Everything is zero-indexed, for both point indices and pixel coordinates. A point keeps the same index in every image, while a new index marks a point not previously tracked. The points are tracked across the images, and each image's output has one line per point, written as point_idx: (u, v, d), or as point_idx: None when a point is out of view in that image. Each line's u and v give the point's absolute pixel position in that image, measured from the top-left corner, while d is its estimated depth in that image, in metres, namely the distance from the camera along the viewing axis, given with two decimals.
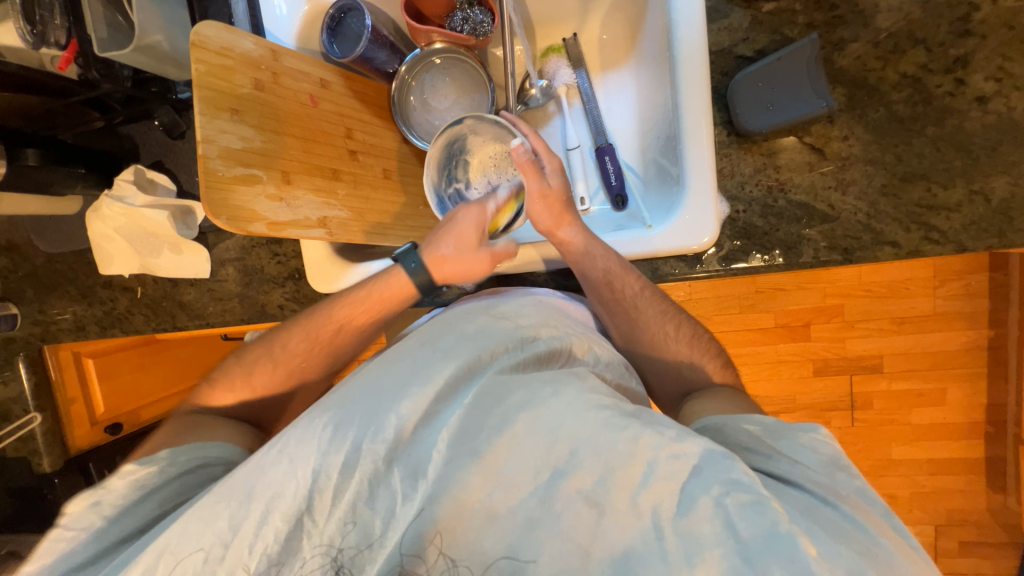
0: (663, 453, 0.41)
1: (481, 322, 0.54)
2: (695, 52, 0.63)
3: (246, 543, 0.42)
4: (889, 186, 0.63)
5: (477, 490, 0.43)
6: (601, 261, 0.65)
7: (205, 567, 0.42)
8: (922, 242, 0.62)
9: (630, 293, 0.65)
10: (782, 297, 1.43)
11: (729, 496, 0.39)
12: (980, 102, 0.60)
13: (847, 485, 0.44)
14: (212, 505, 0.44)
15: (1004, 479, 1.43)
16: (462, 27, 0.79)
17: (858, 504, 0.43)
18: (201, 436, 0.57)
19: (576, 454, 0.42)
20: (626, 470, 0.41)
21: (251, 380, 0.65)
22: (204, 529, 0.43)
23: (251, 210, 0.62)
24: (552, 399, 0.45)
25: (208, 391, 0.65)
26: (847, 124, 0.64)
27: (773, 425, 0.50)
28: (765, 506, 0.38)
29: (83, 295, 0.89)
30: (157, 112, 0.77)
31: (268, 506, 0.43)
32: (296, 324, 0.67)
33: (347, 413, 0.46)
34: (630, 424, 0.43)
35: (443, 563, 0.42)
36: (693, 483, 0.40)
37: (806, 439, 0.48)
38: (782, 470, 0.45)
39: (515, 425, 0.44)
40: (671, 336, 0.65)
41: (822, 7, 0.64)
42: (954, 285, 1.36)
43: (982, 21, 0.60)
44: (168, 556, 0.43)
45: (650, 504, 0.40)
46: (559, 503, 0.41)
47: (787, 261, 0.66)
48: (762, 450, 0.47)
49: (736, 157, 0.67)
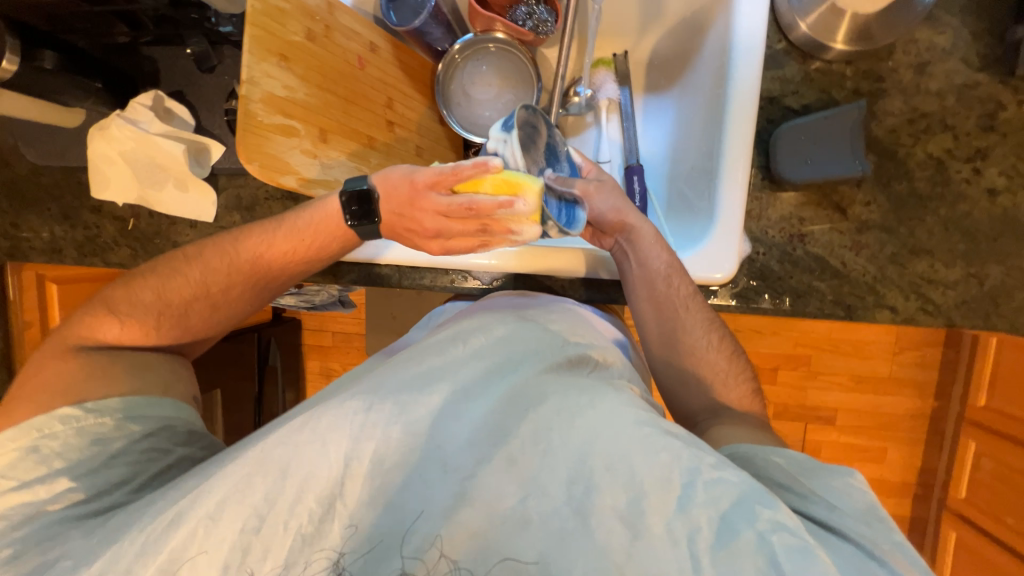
0: (700, 478, 0.42)
1: (512, 323, 0.57)
2: (747, 93, 0.66)
3: (281, 518, 0.43)
4: (898, 255, 0.67)
5: (509, 495, 0.43)
6: (664, 262, 0.65)
7: (240, 539, 0.43)
8: (917, 312, 0.67)
9: (682, 296, 0.65)
10: (758, 339, 1.51)
11: (776, 534, 0.40)
12: (990, 193, 0.65)
13: (885, 538, 0.45)
14: (248, 476, 0.44)
15: (923, 537, 1.55)
16: (525, 21, 0.77)
17: (897, 560, 0.43)
18: (145, 386, 0.60)
19: (611, 471, 0.42)
20: (662, 494, 0.41)
21: (183, 311, 0.64)
22: (241, 500, 0.43)
23: (285, 161, 0.61)
24: (589, 410, 0.45)
25: (118, 325, 0.62)
26: (871, 191, 0.67)
27: (808, 465, 0.52)
28: (812, 555, 0.39)
29: (66, 216, 0.83)
30: (189, 39, 0.72)
31: (301, 485, 0.44)
32: (217, 254, 0.64)
33: (379, 395, 0.47)
34: (669, 443, 0.43)
35: (444, 566, 0.42)
36: (736, 512, 0.41)
37: (842, 484, 0.50)
38: (822, 516, 0.46)
39: (552, 433, 0.45)
40: (714, 346, 0.66)
41: (869, 77, 0.67)
42: (912, 354, 1.47)
43: (1006, 120, 0.65)
44: (207, 523, 0.43)
45: (687, 529, 0.40)
46: (593, 519, 0.41)
47: (794, 308, 0.69)
48: (797, 489, 0.49)
49: (765, 202, 0.70)
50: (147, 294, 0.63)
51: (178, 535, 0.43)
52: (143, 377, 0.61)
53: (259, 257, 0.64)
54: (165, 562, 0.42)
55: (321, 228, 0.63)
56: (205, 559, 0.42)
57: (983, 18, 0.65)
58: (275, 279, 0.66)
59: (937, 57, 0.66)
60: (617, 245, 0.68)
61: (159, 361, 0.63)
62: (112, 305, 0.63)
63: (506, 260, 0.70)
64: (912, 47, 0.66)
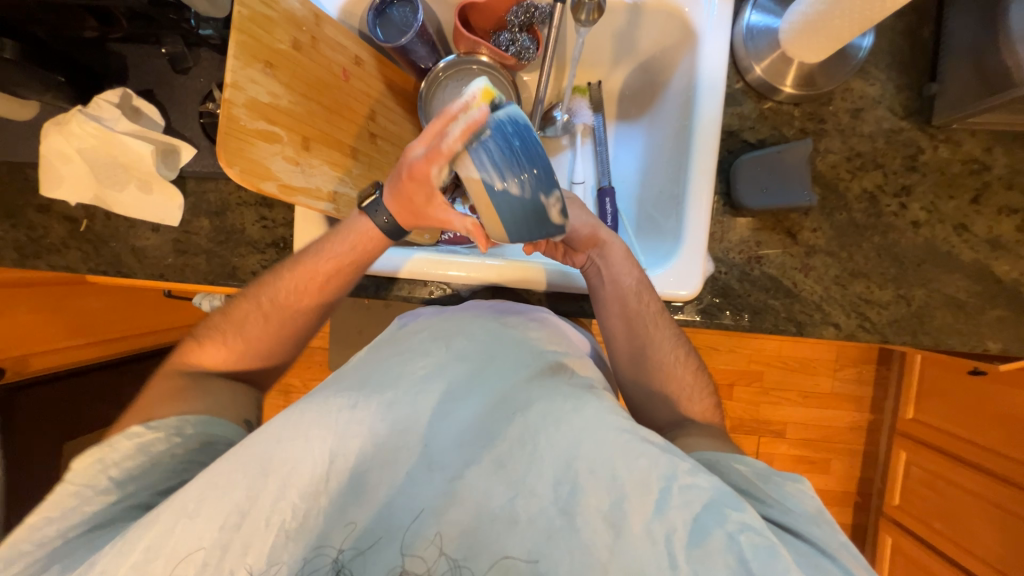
0: (676, 483, 0.46)
1: (491, 327, 0.63)
2: (711, 128, 0.72)
3: (264, 514, 0.47)
4: (841, 277, 0.74)
5: (499, 495, 0.48)
6: (634, 277, 0.69)
7: (220, 535, 0.46)
8: (857, 328, 0.74)
9: (651, 312, 0.69)
10: (716, 356, 1.59)
11: (744, 534, 0.44)
12: (915, 225, 0.74)
13: (835, 539, 0.49)
14: (229, 473, 0.47)
15: (863, 545, 1.65)
16: (507, 47, 0.80)
17: (847, 558, 0.47)
18: (199, 404, 0.60)
19: (593, 473, 0.47)
20: (642, 497, 0.46)
21: (249, 333, 0.67)
22: (222, 497, 0.47)
23: (265, 167, 0.59)
24: (574, 414, 0.51)
25: (200, 349, 0.67)
26: (817, 219, 0.75)
27: (764, 470, 0.55)
28: (776, 553, 0.43)
29: (6, 215, 0.77)
30: (165, 40, 0.71)
31: (285, 481, 0.48)
32: (279, 276, 0.67)
33: (361, 390, 0.54)
34: (649, 451, 0.48)
35: (443, 563, 0.47)
36: (708, 514, 0.45)
37: (793, 488, 0.53)
38: (781, 519, 0.50)
39: (538, 437, 0.50)
40: (681, 363, 0.69)
41: (813, 118, 0.76)
42: (850, 370, 1.60)
43: (926, 162, 0.74)
44: (185, 520, 0.45)
45: (664, 530, 0.45)
46: (579, 519, 0.46)
47: (753, 323, 0.75)
48: (757, 494, 0.53)
49: (726, 225, 0.76)
50: (219, 326, 0.68)
51: (153, 530, 0.45)
52: (202, 399, 0.61)
53: (306, 276, 0.65)
54: (139, 560, 0.44)
55: (361, 239, 0.64)
56: (188, 561, 0.45)
57: (905, 74, 0.75)
58: (328, 293, 0.67)
59: (869, 105, 0.75)
60: (590, 264, 0.71)
61: (225, 387, 0.64)
62: (190, 341, 0.68)
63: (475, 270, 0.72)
64: (848, 94, 0.75)
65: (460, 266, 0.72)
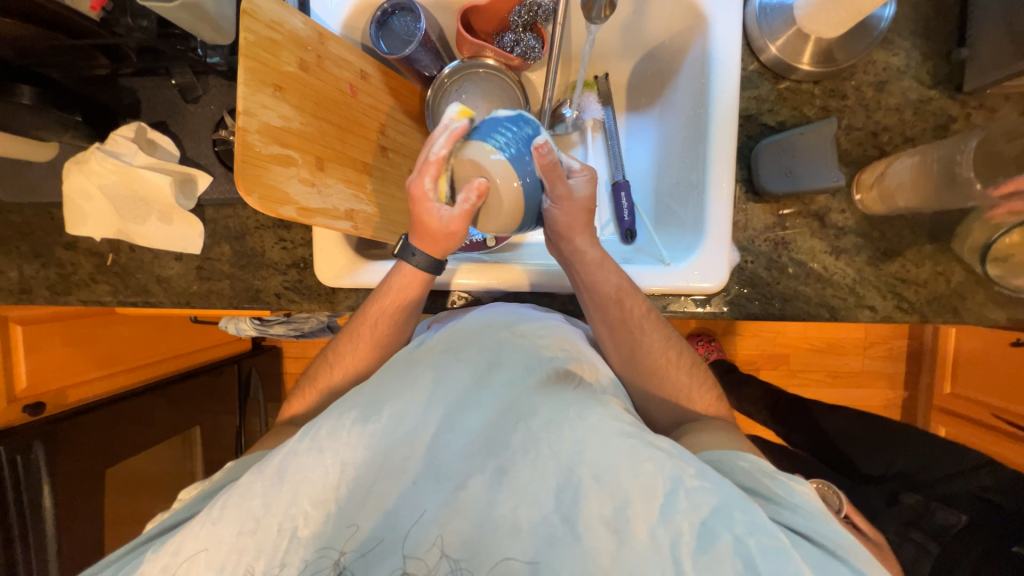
0: (681, 486, 0.45)
1: (500, 338, 0.61)
2: (728, 114, 0.70)
3: (276, 521, 0.49)
4: (873, 258, 0.72)
5: (503, 502, 0.49)
6: (614, 277, 0.67)
7: (237, 540, 0.48)
8: (894, 310, 0.72)
9: (637, 314, 0.67)
10: (739, 342, 1.57)
11: (752, 536, 0.42)
12: None
13: (849, 539, 0.47)
14: (250, 483, 0.50)
15: None
16: (513, 48, 0.80)
17: (857, 554, 0.45)
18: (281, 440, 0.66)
19: (599, 478, 0.47)
20: (646, 502, 0.45)
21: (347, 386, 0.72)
22: (243, 503, 0.49)
23: (283, 191, 0.59)
24: (577, 421, 0.51)
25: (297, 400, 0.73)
26: (845, 200, 0.72)
27: (770, 469, 0.53)
28: (787, 555, 0.41)
29: (37, 255, 0.79)
30: (173, 71, 0.71)
31: (298, 490, 0.50)
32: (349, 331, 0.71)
33: (369, 404, 0.55)
34: (654, 455, 0.47)
35: (445, 565, 0.48)
36: (715, 518, 0.44)
37: (800, 489, 0.51)
38: (795, 522, 0.47)
39: (542, 442, 0.51)
40: (673, 362, 0.68)
41: (835, 95, 0.73)
42: (880, 348, 1.56)
43: (958, 131, 0.71)
44: (208, 526, 0.49)
45: (670, 536, 0.44)
46: (582, 524, 0.47)
47: (782, 311, 0.73)
48: (764, 492, 0.51)
49: (750, 212, 0.74)
50: (307, 382, 0.74)
51: (181, 538, 0.48)
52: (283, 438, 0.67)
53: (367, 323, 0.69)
54: (167, 561, 0.48)
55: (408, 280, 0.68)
56: (203, 559, 0.48)
57: (931, 40, 0.72)
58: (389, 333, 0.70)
59: (893, 77, 0.72)
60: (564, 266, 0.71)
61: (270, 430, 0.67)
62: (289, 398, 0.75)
63: (484, 277, 0.73)
64: (871, 67, 0.72)
65: (475, 271, 0.73)
